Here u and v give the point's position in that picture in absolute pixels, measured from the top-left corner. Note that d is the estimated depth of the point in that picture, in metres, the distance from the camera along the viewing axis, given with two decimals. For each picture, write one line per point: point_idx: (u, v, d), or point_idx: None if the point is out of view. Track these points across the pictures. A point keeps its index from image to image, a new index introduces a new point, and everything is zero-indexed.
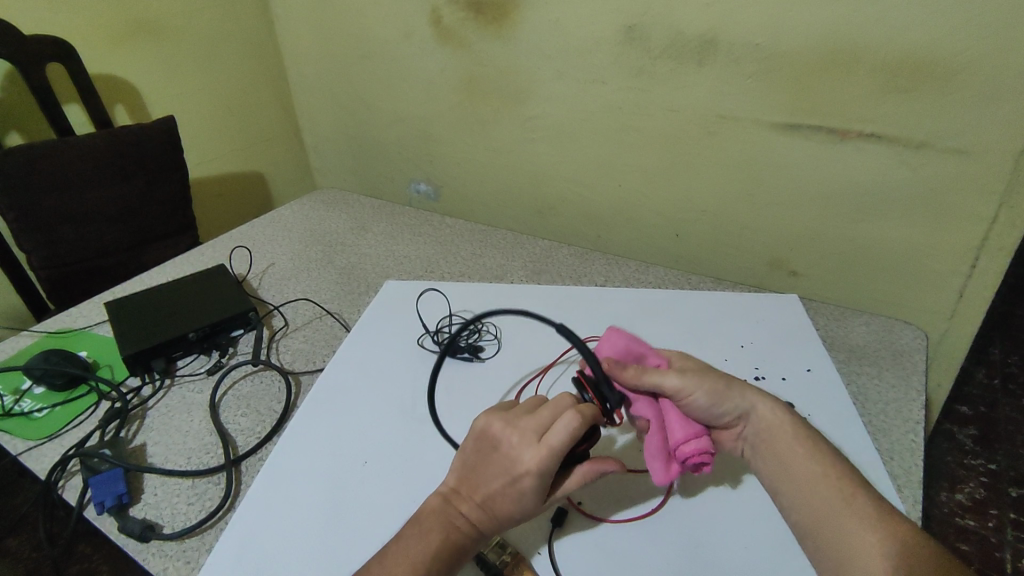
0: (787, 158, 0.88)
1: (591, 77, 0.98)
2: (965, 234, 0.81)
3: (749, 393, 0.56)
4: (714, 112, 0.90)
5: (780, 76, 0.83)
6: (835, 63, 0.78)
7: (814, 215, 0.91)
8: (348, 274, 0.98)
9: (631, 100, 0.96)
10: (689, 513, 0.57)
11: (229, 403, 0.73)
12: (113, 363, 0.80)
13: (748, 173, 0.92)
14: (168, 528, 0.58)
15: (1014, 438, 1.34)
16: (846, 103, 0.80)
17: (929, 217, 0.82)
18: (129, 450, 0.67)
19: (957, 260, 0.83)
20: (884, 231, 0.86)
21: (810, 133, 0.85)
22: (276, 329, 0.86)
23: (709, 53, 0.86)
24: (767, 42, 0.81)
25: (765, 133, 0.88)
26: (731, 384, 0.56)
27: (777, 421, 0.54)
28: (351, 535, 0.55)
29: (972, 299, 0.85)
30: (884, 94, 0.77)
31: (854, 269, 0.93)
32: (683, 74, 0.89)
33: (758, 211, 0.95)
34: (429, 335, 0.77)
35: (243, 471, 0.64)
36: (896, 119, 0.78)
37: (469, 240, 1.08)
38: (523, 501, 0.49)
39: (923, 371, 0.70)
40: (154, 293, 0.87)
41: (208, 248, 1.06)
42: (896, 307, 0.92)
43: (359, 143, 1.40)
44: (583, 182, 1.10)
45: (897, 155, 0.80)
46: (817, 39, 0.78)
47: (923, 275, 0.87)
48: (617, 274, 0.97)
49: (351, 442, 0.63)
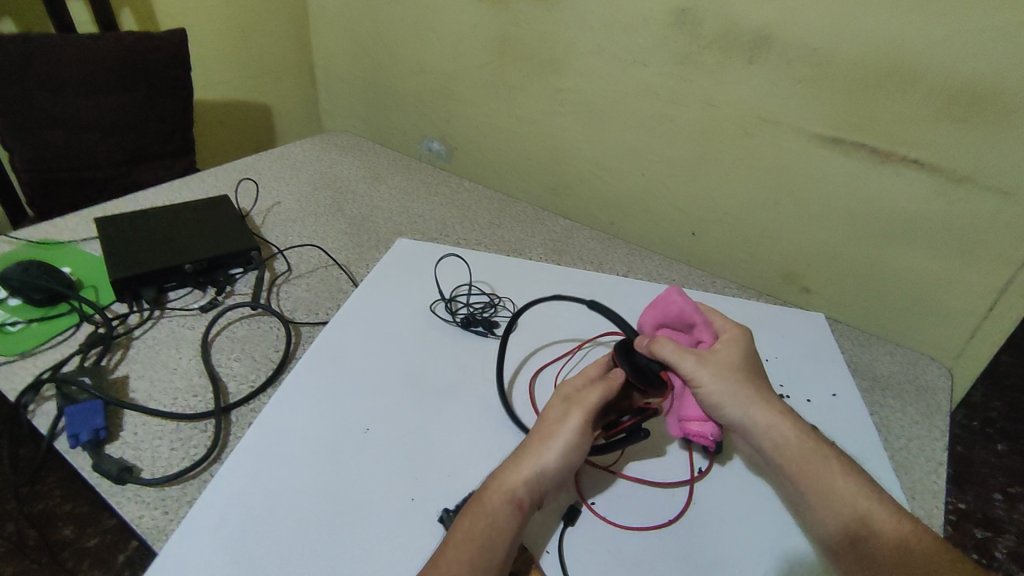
0: (820, 172, 0.81)
1: (631, 57, 0.89)
2: (989, 276, 0.76)
3: (759, 398, 0.51)
4: (755, 113, 0.83)
5: (832, 86, 0.75)
6: (893, 80, 0.71)
7: (838, 235, 0.85)
8: (359, 225, 0.93)
9: (670, 88, 0.88)
10: (701, 525, 0.54)
11: (222, 344, 0.68)
12: (98, 285, 0.74)
13: (781, 184, 0.86)
14: (147, 473, 0.54)
15: (984, 480, 1.32)
16: (895, 124, 0.73)
17: (956, 256, 0.77)
18: (110, 381, 0.62)
19: (973, 300, 0.79)
20: (909, 261, 0.81)
21: (852, 150, 0.78)
22: (279, 273, 0.80)
23: (762, 51, 0.78)
24: (825, 47, 0.73)
25: (804, 144, 0.81)
26: (747, 388, 0.51)
27: (778, 428, 0.50)
28: (349, 507, 0.51)
29: (982, 340, 0.81)
30: (935, 121, 0.71)
31: (873, 300, 0.87)
32: (730, 70, 0.82)
33: (781, 220, 0.88)
34: (444, 301, 0.73)
35: (233, 421, 0.60)
36: (944, 150, 0.72)
37: (488, 208, 1.03)
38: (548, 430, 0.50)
39: (946, 410, 0.70)
40: (149, 215, 0.80)
41: (209, 176, 0.99)
42: (905, 340, 0.88)
43: (373, 89, 1.30)
44: (606, 165, 1.02)
45: (936, 186, 0.74)
46: (880, 53, 0.70)
47: (939, 312, 0.83)
48: (639, 266, 0.94)
49: (351, 407, 0.59)
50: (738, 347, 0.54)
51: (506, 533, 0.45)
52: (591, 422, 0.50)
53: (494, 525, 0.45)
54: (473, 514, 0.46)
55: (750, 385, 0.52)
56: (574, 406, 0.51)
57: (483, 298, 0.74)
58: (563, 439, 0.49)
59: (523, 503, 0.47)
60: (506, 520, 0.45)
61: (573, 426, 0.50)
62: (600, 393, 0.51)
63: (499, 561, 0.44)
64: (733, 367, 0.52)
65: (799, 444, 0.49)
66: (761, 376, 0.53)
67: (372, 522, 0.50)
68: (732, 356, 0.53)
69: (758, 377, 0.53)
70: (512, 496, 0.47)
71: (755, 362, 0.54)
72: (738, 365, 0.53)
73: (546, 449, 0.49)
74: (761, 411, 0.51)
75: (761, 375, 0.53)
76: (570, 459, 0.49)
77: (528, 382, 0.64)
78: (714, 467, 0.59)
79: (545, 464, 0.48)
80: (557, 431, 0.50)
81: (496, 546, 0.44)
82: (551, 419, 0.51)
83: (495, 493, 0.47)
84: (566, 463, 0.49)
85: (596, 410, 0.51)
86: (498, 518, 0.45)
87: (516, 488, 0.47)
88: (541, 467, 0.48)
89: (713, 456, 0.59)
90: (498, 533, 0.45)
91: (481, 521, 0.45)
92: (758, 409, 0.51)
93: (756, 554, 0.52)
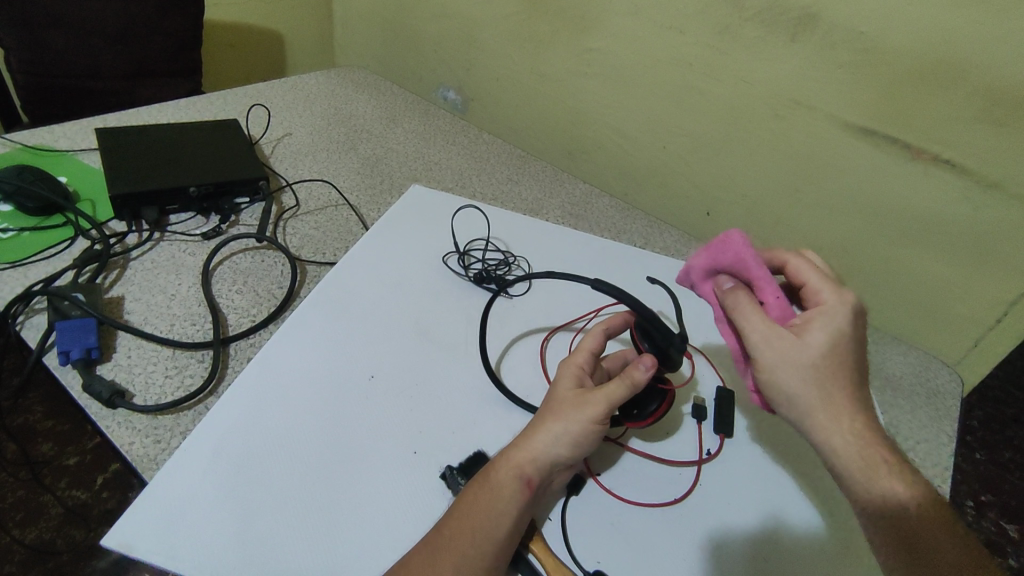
0: (846, 163, 0.75)
1: (665, 21, 0.81)
2: (1003, 288, 0.71)
3: (844, 387, 0.41)
4: (789, 95, 0.75)
5: (875, 74, 0.68)
6: (939, 75, 0.64)
7: (853, 229, 0.79)
8: (372, 166, 0.89)
9: (705, 60, 0.80)
10: (703, 507, 0.52)
11: (224, 275, 0.65)
12: (96, 200, 0.70)
13: (806, 170, 0.79)
14: (139, 399, 0.52)
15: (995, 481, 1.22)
16: (933, 122, 0.67)
17: (974, 267, 0.71)
18: (104, 300, 0.59)
19: (982, 309, 0.73)
20: (926, 263, 0.75)
21: (885, 145, 0.71)
22: (286, 207, 0.77)
23: (806, 29, 0.71)
24: (874, 32, 0.66)
25: (836, 133, 0.74)
26: (834, 377, 0.41)
27: (853, 440, 0.40)
28: (350, 456, 0.49)
29: (987, 351, 0.76)
30: (975, 123, 0.64)
31: (888, 307, 0.81)
32: (770, 47, 0.74)
33: (798, 207, 0.82)
34: (457, 254, 0.70)
35: (231, 353, 0.57)
36: (983, 155, 0.65)
37: (506, 162, 0.99)
38: (557, 405, 0.47)
39: (953, 417, 0.73)
40: (153, 132, 0.76)
41: (218, 98, 0.94)
42: (909, 342, 0.82)
43: (393, 28, 1.19)
44: (629, 133, 0.94)
45: (962, 191, 0.68)
46: (932, 44, 0.63)
47: (949, 318, 0.77)
48: (656, 240, 0.93)
49: (356, 353, 0.57)
50: (844, 327, 0.43)
51: (510, 511, 0.44)
52: (610, 412, 0.46)
53: (498, 500, 0.44)
54: (479, 486, 0.45)
55: (840, 373, 0.41)
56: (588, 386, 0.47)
57: (498, 255, 0.71)
58: (579, 426, 0.45)
59: (531, 482, 0.45)
60: (511, 496, 0.44)
61: (584, 405, 0.46)
62: (627, 387, 0.46)
63: (500, 538, 0.43)
64: (815, 357, 0.41)
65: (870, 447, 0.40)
66: (862, 367, 0.43)
67: (370, 471, 0.48)
68: (829, 335, 0.42)
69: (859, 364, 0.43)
70: (520, 471, 0.45)
71: (860, 347, 0.43)
72: (834, 348, 0.42)
73: (560, 434, 0.45)
74: (834, 409, 0.41)
75: (861, 365, 0.43)
76: (584, 447, 0.46)
77: (539, 345, 0.61)
78: (723, 450, 0.57)
79: (558, 450, 0.45)
80: (573, 416, 0.46)
81: (501, 523, 0.43)
82: (567, 404, 0.47)
83: (504, 469, 0.45)
84: (579, 449, 0.46)
85: (618, 403, 0.46)
86: (502, 494, 0.44)
87: (525, 467, 0.45)
88: (552, 450, 0.45)
89: (723, 437, 0.58)
90: (502, 508, 0.43)
91: (487, 494, 0.44)
92: (837, 410, 0.41)
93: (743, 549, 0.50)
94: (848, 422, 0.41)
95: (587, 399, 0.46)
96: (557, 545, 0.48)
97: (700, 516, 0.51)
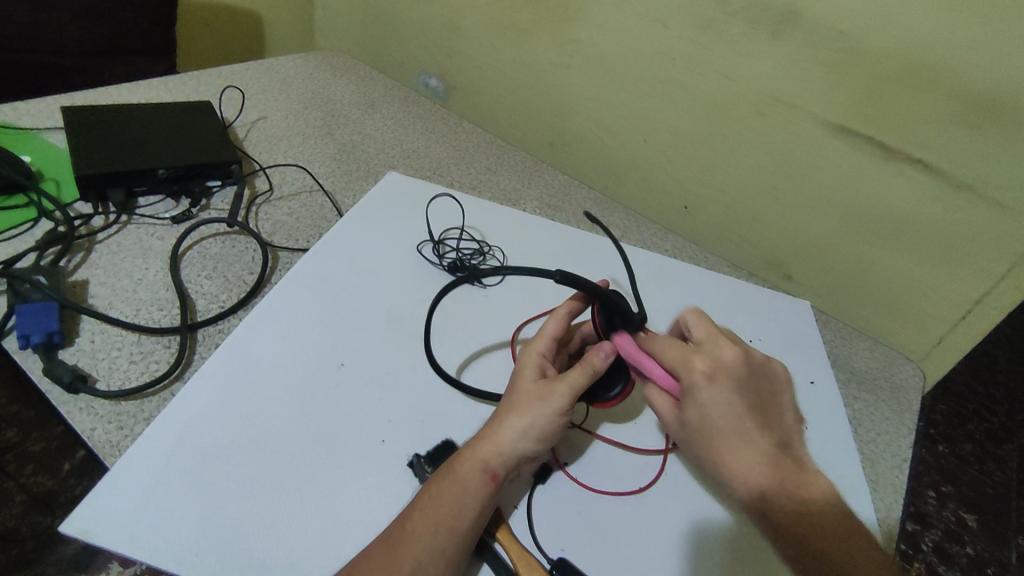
0: (821, 160, 0.76)
1: (648, 14, 0.81)
2: (967, 286, 0.72)
3: (743, 439, 0.44)
4: (768, 91, 0.76)
5: (851, 73, 0.69)
6: (913, 75, 0.65)
7: (826, 225, 0.80)
8: (348, 152, 0.88)
9: (686, 54, 0.80)
10: (669, 496, 0.53)
11: (193, 260, 0.64)
12: (61, 181, 0.68)
13: (783, 165, 0.79)
14: (102, 385, 0.51)
15: (961, 476, 1.24)
16: (906, 122, 0.68)
17: (941, 265, 0.73)
18: (68, 283, 0.58)
19: (948, 305, 0.75)
20: (894, 259, 0.76)
21: (859, 143, 0.72)
22: (259, 192, 0.76)
23: (786, 26, 0.71)
24: (852, 32, 0.67)
25: (813, 130, 0.75)
26: (726, 437, 0.44)
27: (771, 482, 0.43)
28: (319, 445, 0.49)
29: (951, 347, 0.78)
30: (946, 124, 0.65)
31: (856, 303, 0.83)
32: (750, 43, 0.75)
33: (774, 203, 0.83)
34: (432, 243, 0.70)
35: (199, 340, 0.57)
36: (953, 155, 0.67)
37: (485, 152, 0.99)
38: (523, 398, 0.47)
39: (914, 410, 0.75)
40: (121, 112, 0.74)
41: (190, 78, 0.92)
42: (878, 337, 0.84)
43: (374, 12, 1.17)
44: (610, 126, 0.94)
45: (932, 190, 0.69)
46: (907, 44, 0.64)
47: (915, 314, 0.79)
48: (633, 232, 0.94)
49: (326, 341, 0.57)
50: (719, 388, 0.45)
51: (475, 502, 0.44)
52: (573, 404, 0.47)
53: (462, 492, 0.44)
54: (444, 480, 0.45)
55: (733, 433, 0.44)
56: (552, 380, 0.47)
57: (472, 245, 0.71)
58: (543, 418, 0.46)
59: (496, 474, 0.45)
60: (476, 489, 0.44)
61: (547, 399, 0.47)
62: (588, 375, 0.46)
63: (466, 530, 0.43)
64: (713, 421, 0.44)
65: (780, 480, 0.43)
66: (755, 415, 0.45)
67: (340, 459, 0.48)
68: (702, 405, 0.45)
69: (750, 413, 0.45)
70: (485, 465, 0.45)
71: (741, 397, 0.45)
72: (719, 411, 0.44)
73: (526, 428, 0.46)
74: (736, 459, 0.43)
75: (753, 411, 0.45)
76: (550, 438, 0.47)
77: (511, 343, 0.61)
78: None
79: (524, 444, 0.46)
80: (539, 409, 0.46)
81: (466, 515, 0.43)
82: (531, 395, 0.47)
83: (469, 461, 0.45)
84: (544, 441, 0.47)
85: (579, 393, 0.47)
86: (468, 487, 0.44)
87: (490, 459, 0.45)
88: (516, 444, 0.46)
89: None
90: (467, 500, 0.44)
91: (452, 487, 0.44)
92: (743, 460, 0.43)
93: (707, 538, 0.51)
94: (764, 470, 0.43)
95: (550, 392, 0.47)
96: (522, 535, 0.48)
97: (665, 505, 0.52)
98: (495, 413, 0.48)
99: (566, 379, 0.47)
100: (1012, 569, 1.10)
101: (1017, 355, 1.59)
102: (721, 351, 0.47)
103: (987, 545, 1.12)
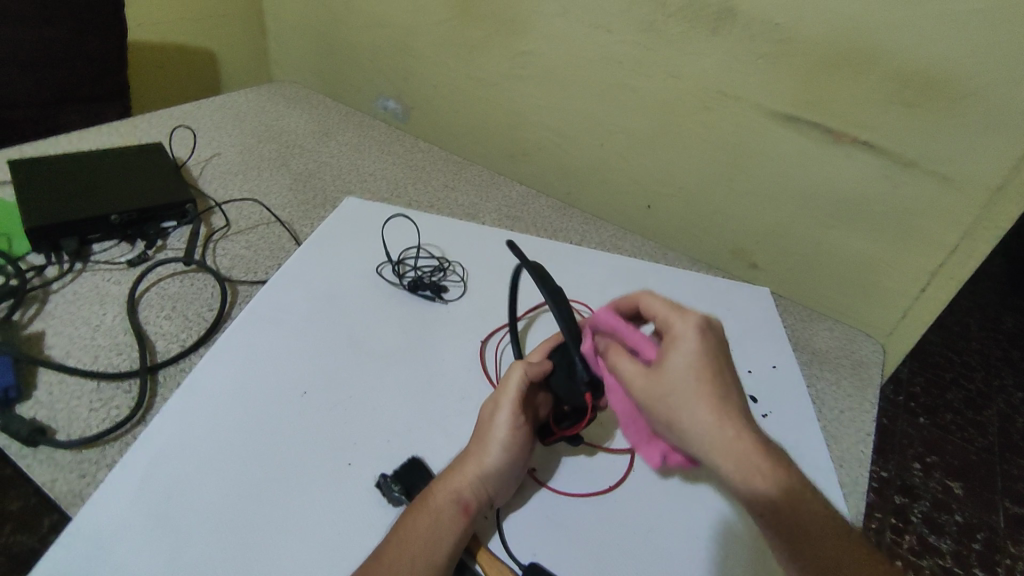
0: (771, 149, 0.78)
1: (593, 21, 0.83)
2: (922, 258, 0.75)
3: (705, 412, 0.43)
4: (715, 86, 0.78)
5: (790, 63, 0.71)
6: (848, 61, 0.68)
7: (781, 212, 0.82)
8: (305, 181, 0.89)
9: (633, 57, 0.82)
10: (641, 490, 0.54)
11: (151, 301, 0.64)
12: (12, 234, 0.68)
13: (735, 158, 0.81)
14: (62, 436, 0.51)
15: (947, 445, 1.26)
16: (846, 105, 0.70)
17: (895, 240, 0.75)
18: (23, 336, 0.58)
19: (909, 278, 0.77)
20: (848, 240, 0.79)
21: (805, 129, 0.74)
22: (215, 228, 0.76)
23: (724, 23, 0.73)
24: (788, 24, 0.69)
25: (760, 120, 0.77)
26: (695, 405, 0.43)
27: (754, 471, 0.42)
28: (290, 477, 0.49)
29: (914, 318, 0.80)
30: (884, 104, 0.68)
31: (818, 286, 0.85)
32: (693, 41, 0.76)
33: (730, 195, 0.85)
34: (391, 265, 0.70)
35: (160, 381, 0.57)
36: (892, 133, 0.69)
37: (443, 170, 1.00)
38: (490, 432, 0.50)
39: (877, 384, 0.78)
40: (70, 160, 0.74)
41: (142, 120, 0.93)
42: (842, 316, 0.86)
43: (327, 41, 1.17)
44: (567, 134, 0.96)
45: (879, 169, 0.72)
46: (840, 31, 0.66)
47: (873, 290, 0.81)
48: (594, 236, 0.95)
49: (292, 370, 0.57)
50: (682, 352, 0.45)
51: (449, 535, 0.46)
52: (519, 411, 0.50)
53: (436, 525, 0.45)
54: (417, 514, 0.46)
55: (703, 399, 0.43)
56: (503, 404, 0.50)
57: (431, 262, 0.72)
58: (499, 448, 0.49)
59: (468, 504, 0.47)
60: (449, 521, 0.46)
61: (506, 426, 0.50)
62: (518, 372, 0.51)
63: (441, 562, 0.44)
64: (682, 385, 0.44)
65: (757, 471, 0.42)
66: (725, 386, 0.45)
67: (311, 488, 0.49)
68: (686, 358, 0.45)
69: (713, 380, 0.44)
70: (458, 497, 0.47)
71: (710, 363, 0.45)
72: (687, 377, 0.44)
73: (487, 450, 0.49)
74: (726, 444, 0.42)
75: (721, 374, 0.45)
76: (511, 453, 0.49)
77: (479, 346, 0.63)
78: None
79: (488, 465, 0.48)
80: (493, 429, 0.50)
81: (439, 547, 0.45)
82: (485, 421, 0.51)
83: (441, 494, 0.47)
84: (509, 457, 0.49)
85: (521, 397, 0.51)
86: (441, 520, 0.46)
87: (461, 491, 0.47)
88: (485, 477, 0.48)
89: None
90: (441, 533, 0.45)
91: (425, 521, 0.46)
92: (727, 437, 0.43)
93: (679, 529, 0.52)
94: (733, 444, 0.42)
95: (500, 415, 0.50)
96: (495, 545, 0.49)
97: (636, 500, 0.53)
98: (467, 447, 0.50)
99: (503, 388, 0.51)
100: (1000, 531, 1.12)
101: (987, 322, 1.63)
102: (680, 318, 0.48)
103: (973, 509, 1.15)
